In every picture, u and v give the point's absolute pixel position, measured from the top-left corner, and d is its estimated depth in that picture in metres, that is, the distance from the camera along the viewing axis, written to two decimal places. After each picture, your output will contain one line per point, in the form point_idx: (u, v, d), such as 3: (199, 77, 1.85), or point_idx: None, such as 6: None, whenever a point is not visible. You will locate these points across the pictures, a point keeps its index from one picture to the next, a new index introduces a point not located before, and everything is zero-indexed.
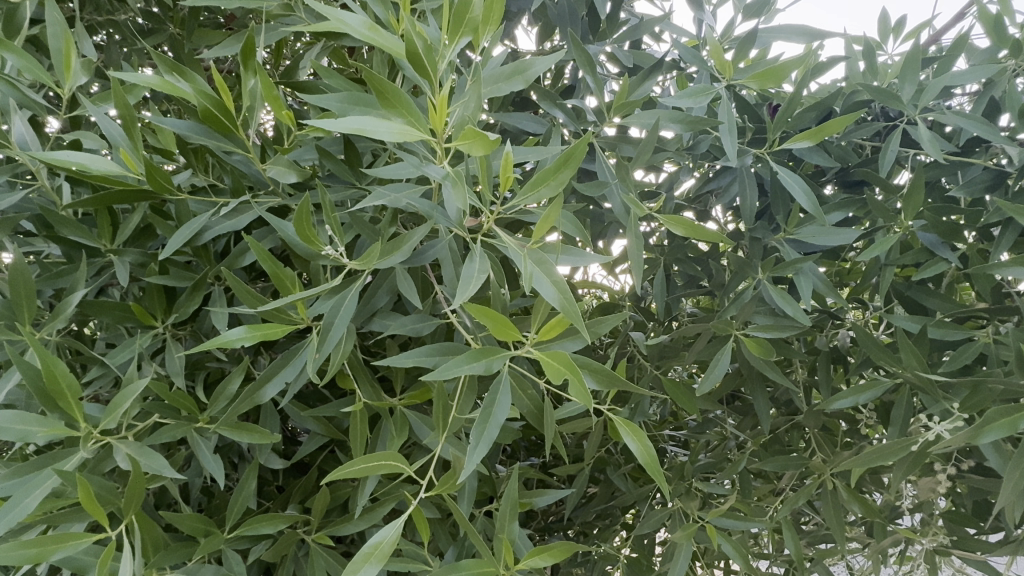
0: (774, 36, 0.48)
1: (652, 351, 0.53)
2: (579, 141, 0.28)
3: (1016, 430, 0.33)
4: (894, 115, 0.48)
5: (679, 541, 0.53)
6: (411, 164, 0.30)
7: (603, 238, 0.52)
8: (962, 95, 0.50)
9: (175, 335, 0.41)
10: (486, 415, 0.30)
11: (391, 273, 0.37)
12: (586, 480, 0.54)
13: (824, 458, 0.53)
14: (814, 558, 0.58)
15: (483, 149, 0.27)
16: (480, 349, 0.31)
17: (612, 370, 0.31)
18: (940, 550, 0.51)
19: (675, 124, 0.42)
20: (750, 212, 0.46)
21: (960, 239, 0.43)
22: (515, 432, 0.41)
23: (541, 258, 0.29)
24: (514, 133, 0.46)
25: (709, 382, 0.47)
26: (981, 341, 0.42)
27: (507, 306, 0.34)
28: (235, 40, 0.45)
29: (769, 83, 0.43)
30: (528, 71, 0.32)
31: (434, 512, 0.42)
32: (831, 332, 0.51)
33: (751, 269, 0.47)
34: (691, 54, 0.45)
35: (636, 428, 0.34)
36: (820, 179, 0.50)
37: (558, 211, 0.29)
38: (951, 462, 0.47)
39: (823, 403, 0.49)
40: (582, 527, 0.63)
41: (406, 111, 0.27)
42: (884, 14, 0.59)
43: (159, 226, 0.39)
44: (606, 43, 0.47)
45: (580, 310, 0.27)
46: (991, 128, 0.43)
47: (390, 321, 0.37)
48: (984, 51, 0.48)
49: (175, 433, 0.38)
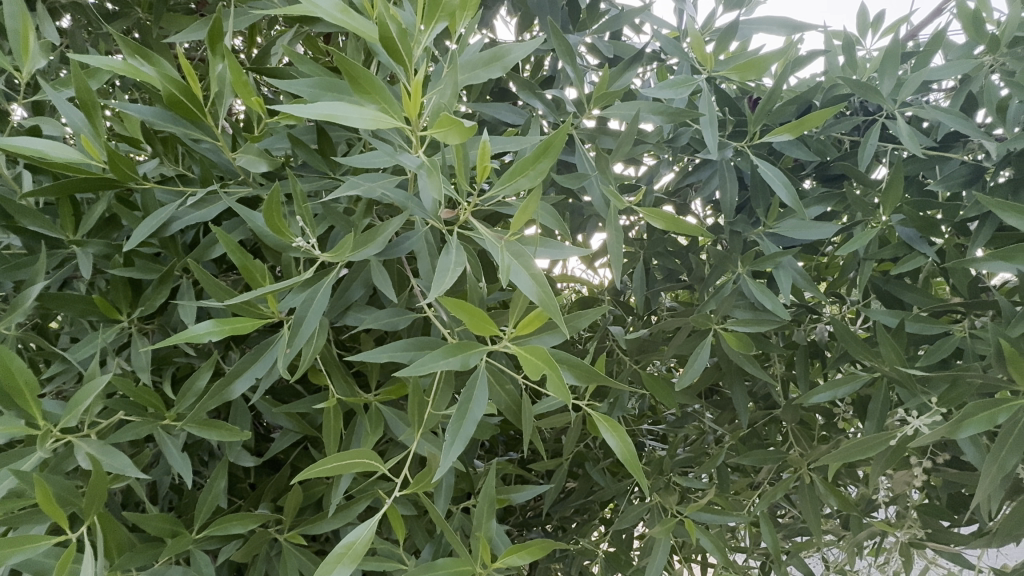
0: (754, 27, 0.47)
1: (630, 344, 0.52)
2: (558, 130, 0.27)
3: (993, 424, 0.32)
4: (873, 110, 0.48)
5: (657, 536, 0.53)
6: (386, 153, 0.29)
7: (582, 232, 0.51)
8: (939, 91, 0.50)
9: (141, 329, 0.40)
10: (462, 411, 0.29)
11: (365, 266, 0.36)
12: (564, 475, 0.54)
13: (801, 452, 0.53)
14: (790, 552, 0.58)
15: (459, 136, 0.26)
16: (456, 344, 0.30)
17: (590, 365, 0.31)
18: (915, 543, 0.51)
19: (655, 116, 0.42)
20: (730, 206, 0.46)
21: (938, 233, 0.43)
22: (493, 427, 0.40)
23: (519, 250, 0.28)
24: (492, 124, 0.45)
25: (688, 376, 0.46)
26: (957, 335, 0.43)
27: (484, 300, 0.33)
28: (204, 25, 0.44)
29: (750, 75, 0.43)
30: (506, 57, 0.31)
31: (409, 509, 0.41)
32: (808, 327, 0.51)
33: (730, 263, 0.47)
34: (672, 45, 0.44)
35: (616, 423, 0.33)
36: (799, 173, 0.50)
37: (536, 203, 0.28)
38: (927, 456, 0.47)
39: (800, 396, 0.49)
40: (560, 522, 0.62)
41: (380, 97, 0.26)
42: (862, 9, 0.59)
43: (124, 217, 0.38)
44: (586, 34, 0.46)
45: (558, 304, 0.26)
46: (969, 122, 0.43)
47: (365, 315, 0.36)
48: (961, 47, 0.48)
49: (140, 430, 0.36)
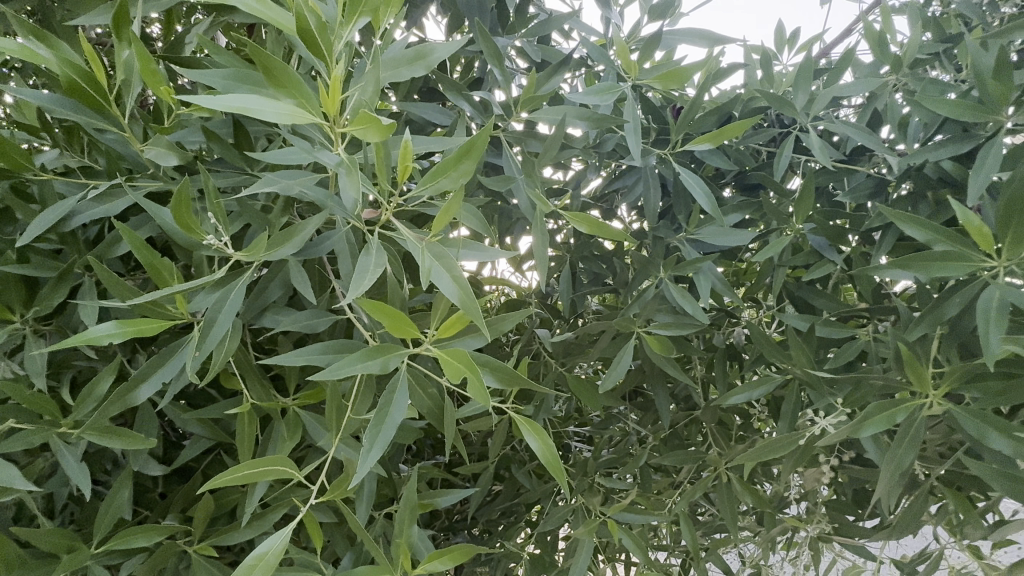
0: (678, 38, 0.49)
1: (556, 347, 0.53)
2: (481, 132, 0.27)
3: (892, 423, 0.34)
4: (788, 122, 0.50)
5: (581, 537, 0.53)
6: (303, 149, 0.28)
7: (510, 234, 0.51)
8: (848, 107, 0.53)
9: (36, 330, 0.38)
10: (381, 415, 0.29)
11: (283, 266, 0.35)
12: (489, 478, 0.54)
13: (719, 452, 0.55)
14: (709, 548, 0.60)
15: (378, 134, 0.25)
16: (375, 347, 0.29)
17: (513, 369, 0.31)
18: (823, 537, 0.53)
19: (581, 121, 0.42)
20: (653, 212, 0.47)
21: (846, 242, 0.45)
22: (416, 431, 0.40)
23: (440, 252, 0.28)
24: (420, 124, 0.45)
25: (611, 379, 0.47)
26: (862, 339, 0.45)
27: (405, 302, 0.33)
28: (112, 9, 0.41)
29: (672, 84, 0.44)
30: (430, 57, 0.31)
31: (328, 517, 0.40)
32: (727, 330, 0.53)
33: (653, 268, 0.48)
34: (599, 51, 0.45)
35: (538, 426, 0.33)
36: (719, 182, 0.51)
37: (459, 204, 0.28)
38: (834, 454, 0.49)
39: (718, 398, 0.51)
40: (486, 525, 0.62)
41: (297, 92, 0.25)
42: (779, 26, 0.61)
43: (18, 210, 0.35)
44: (515, 37, 0.46)
45: (479, 307, 0.26)
46: (874, 137, 0.45)
47: (283, 316, 0.35)
48: (868, 65, 0.50)
49: (33, 439, 0.34)
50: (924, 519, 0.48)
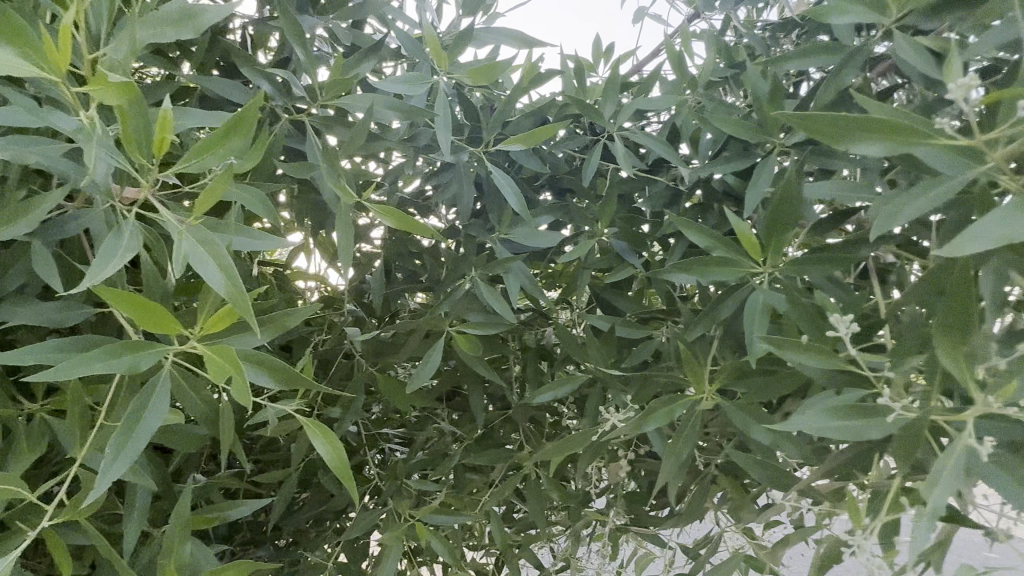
0: (494, 36, 0.48)
1: (367, 347, 0.51)
2: (249, 102, 0.25)
3: (671, 418, 0.36)
4: (598, 131, 0.52)
5: (389, 541, 0.52)
6: (34, 116, 0.25)
7: (320, 226, 0.48)
8: (654, 121, 0.56)
9: None
10: (130, 423, 0.26)
11: (26, 251, 0.30)
12: (293, 486, 0.51)
13: (529, 450, 0.56)
14: (521, 546, 0.61)
15: (115, 97, 0.23)
16: (125, 345, 0.26)
17: (295, 371, 0.28)
18: (621, 528, 0.56)
19: (390, 111, 0.40)
20: (466, 210, 0.47)
21: (644, 246, 0.47)
22: (195, 436, 0.36)
23: (203, 236, 0.25)
24: (216, 101, 0.41)
25: (420, 378, 0.46)
26: (657, 339, 0.47)
27: (170, 292, 0.29)
28: None
29: (483, 80, 0.43)
30: (200, 20, 0.28)
31: (82, 539, 0.35)
32: (538, 330, 0.54)
33: (465, 267, 0.48)
34: (412, 43, 0.43)
35: (324, 428, 0.31)
36: (535, 183, 0.52)
37: (226, 183, 0.25)
38: (632, 448, 0.52)
39: (528, 396, 0.52)
40: (292, 536, 0.59)
41: (19, 40, 0.24)
42: (598, 38, 0.64)
43: None
44: (325, 19, 0.44)
45: (251, 301, 0.24)
46: (671, 150, 0.48)
47: (20, 308, 0.30)
48: (671, 83, 0.53)
49: None
50: (708, 506, 0.52)
